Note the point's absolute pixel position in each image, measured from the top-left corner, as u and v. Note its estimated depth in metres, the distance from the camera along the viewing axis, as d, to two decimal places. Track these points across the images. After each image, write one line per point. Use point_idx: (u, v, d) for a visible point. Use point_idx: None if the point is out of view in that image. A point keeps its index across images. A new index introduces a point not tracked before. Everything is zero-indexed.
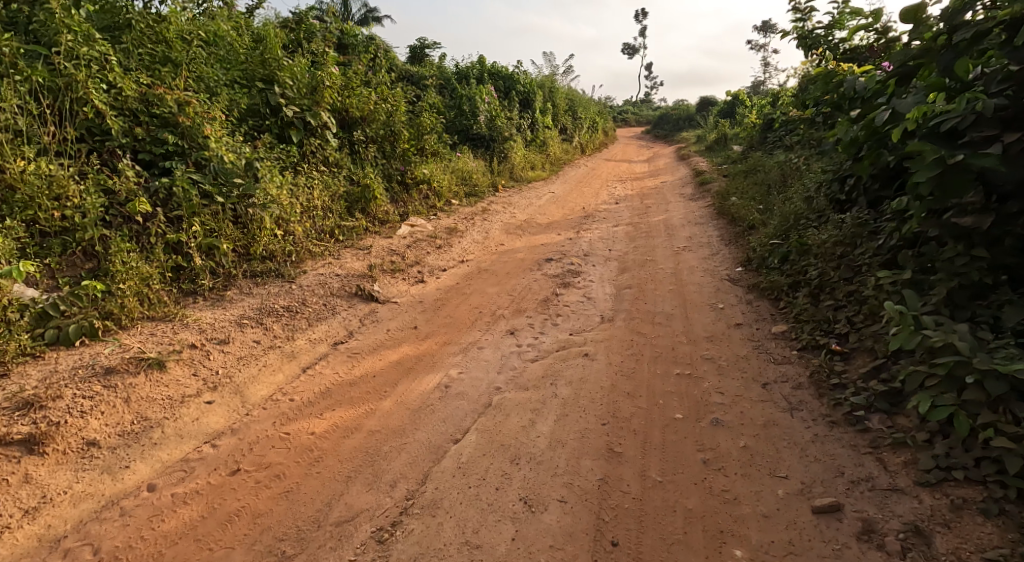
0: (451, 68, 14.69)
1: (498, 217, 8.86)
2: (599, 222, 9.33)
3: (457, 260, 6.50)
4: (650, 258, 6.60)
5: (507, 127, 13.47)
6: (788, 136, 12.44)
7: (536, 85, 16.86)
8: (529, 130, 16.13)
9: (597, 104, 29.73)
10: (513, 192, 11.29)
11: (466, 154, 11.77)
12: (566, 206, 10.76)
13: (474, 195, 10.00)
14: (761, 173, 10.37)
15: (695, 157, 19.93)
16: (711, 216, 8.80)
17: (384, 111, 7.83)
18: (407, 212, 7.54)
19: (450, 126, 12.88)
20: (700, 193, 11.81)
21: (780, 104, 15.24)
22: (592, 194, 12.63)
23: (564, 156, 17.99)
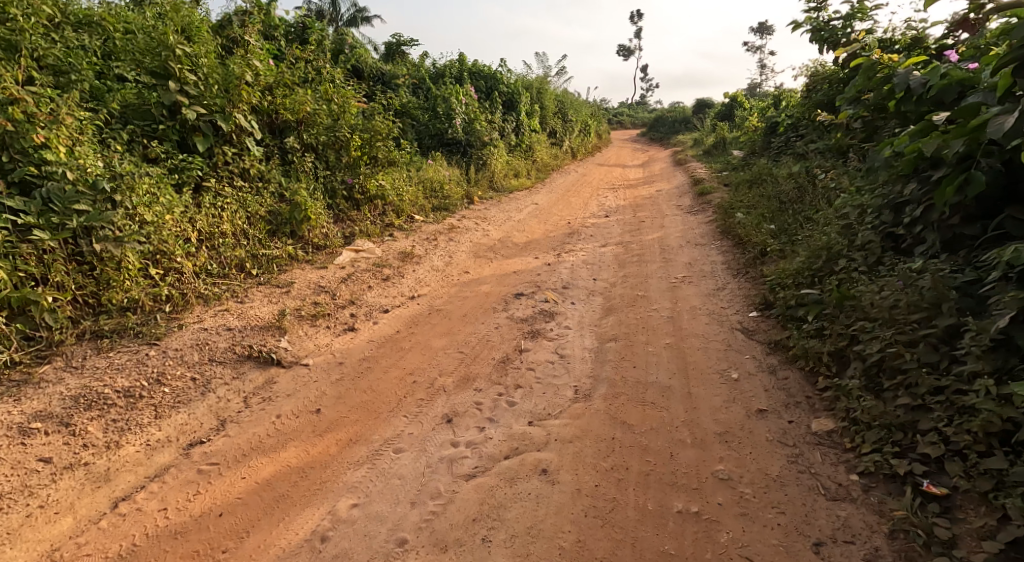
0: (426, 66, 13.46)
1: (466, 236, 7.72)
2: (583, 241, 8.19)
3: (407, 296, 5.37)
4: (639, 293, 5.46)
5: (486, 132, 12.30)
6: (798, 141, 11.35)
7: (520, 86, 15.67)
8: (512, 134, 14.95)
9: (589, 106, 28.59)
10: (489, 205, 10.14)
11: (438, 161, 10.60)
12: (549, 220, 9.64)
13: (442, 209, 8.84)
14: (768, 184, 9.26)
15: (690, 163, 18.83)
16: (711, 237, 7.66)
17: (327, 113, 6.65)
18: (354, 234, 6.39)
19: (422, 130, 11.69)
20: (698, 205, 10.69)
21: (785, 107, 14.17)
22: (579, 206, 11.49)
23: (551, 161, 16.83)
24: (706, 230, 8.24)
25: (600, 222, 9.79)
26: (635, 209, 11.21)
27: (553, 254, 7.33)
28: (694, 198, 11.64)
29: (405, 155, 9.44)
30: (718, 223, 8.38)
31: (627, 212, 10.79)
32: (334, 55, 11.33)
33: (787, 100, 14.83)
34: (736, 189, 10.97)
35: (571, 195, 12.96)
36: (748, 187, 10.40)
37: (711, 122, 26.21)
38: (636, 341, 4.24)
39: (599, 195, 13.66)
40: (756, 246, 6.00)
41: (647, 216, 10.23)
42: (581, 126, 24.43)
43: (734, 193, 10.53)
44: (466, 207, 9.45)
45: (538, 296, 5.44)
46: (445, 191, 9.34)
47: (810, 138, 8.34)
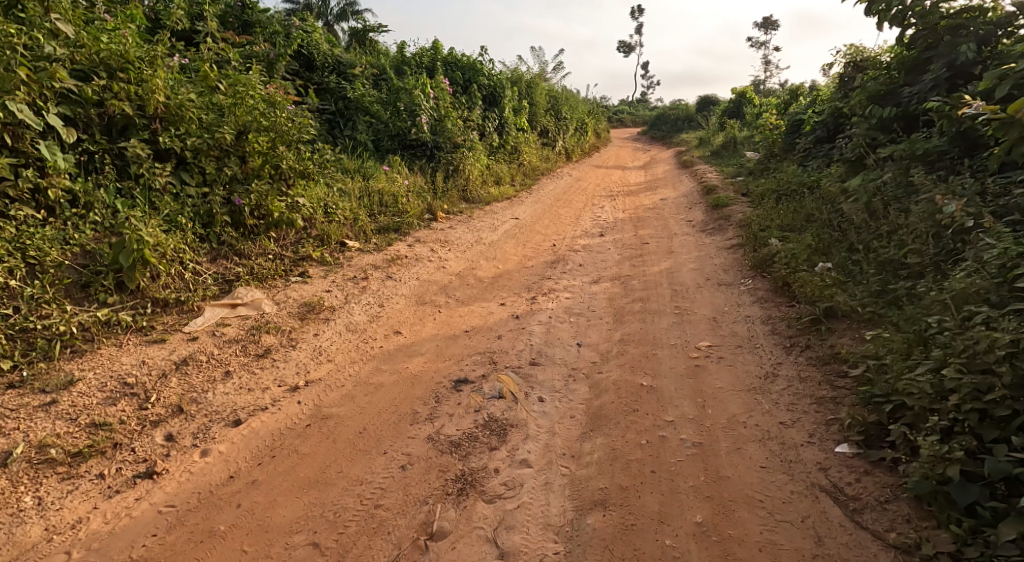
0: (391, 55, 11.54)
1: (410, 272, 5.87)
2: (566, 276, 6.33)
3: (288, 389, 3.54)
4: (643, 382, 3.62)
5: (459, 133, 10.44)
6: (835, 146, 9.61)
7: (504, 78, 13.74)
8: (494, 134, 13.05)
9: (585, 102, 26.63)
10: (455, 223, 8.29)
11: (392, 171, 8.77)
12: (529, 243, 7.88)
13: (387, 234, 6.97)
14: (801, 199, 7.47)
15: (695, 166, 17.06)
16: (733, 274, 5.80)
17: (204, 107, 4.74)
18: (236, 278, 4.55)
19: (380, 130, 9.80)
20: (710, 223, 8.82)
21: (811, 103, 12.41)
22: (565, 221, 9.64)
23: (539, 164, 14.93)
24: (724, 261, 6.39)
25: (591, 245, 7.95)
26: (634, 225, 9.35)
27: (524, 300, 5.48)
28: (703, 212, 9.78)
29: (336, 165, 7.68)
30: (740, 252, 6.55)
31: (623, 231, 8.91)
32: (272, 39, 9.41)
33: (810, 97, 12.95)
34: (755, 204, 9.13)
35: (558, 205, 11.08)
36: (772, 202, 8.54)
37: (716, 121, 24.29)
38: (642, 519, 2.40)
39: (592, 205, 11.78)
40: (811, 303, 4.19)
41: (648, 237, 8.37)
42: (576, 124, 22.52)
43: (753, 210, 8.68)
44: (422, 228, 7.59)
45: (489, 387, 3.57)
46: (382, 211, 7.57)
47: (860, 144, 6.50)
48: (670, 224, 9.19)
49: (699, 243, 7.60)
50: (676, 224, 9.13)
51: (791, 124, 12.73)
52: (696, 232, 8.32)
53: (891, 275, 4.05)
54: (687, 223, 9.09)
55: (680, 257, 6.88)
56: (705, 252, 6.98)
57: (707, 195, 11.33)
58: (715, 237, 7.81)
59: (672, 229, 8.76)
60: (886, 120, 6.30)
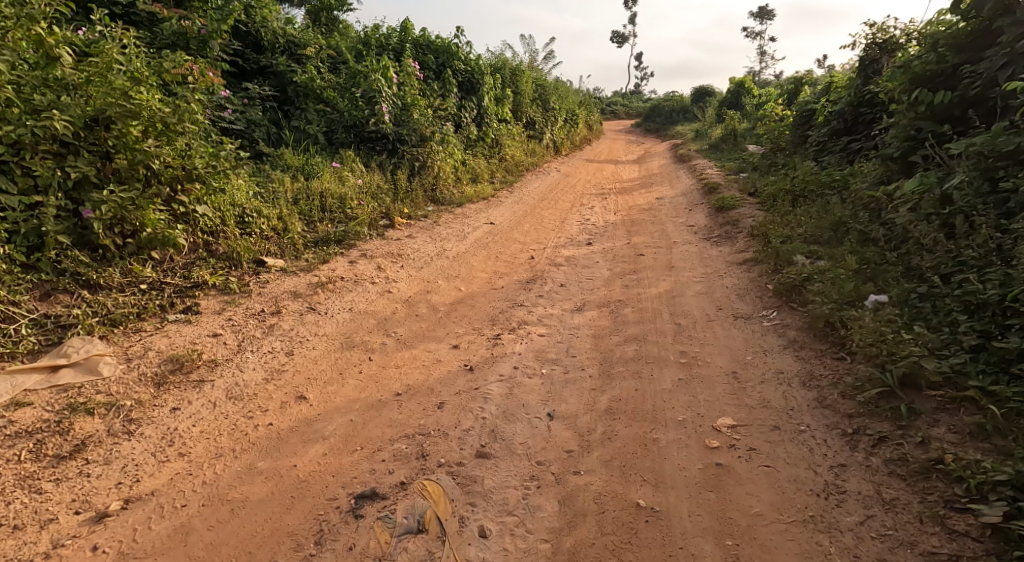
0: (351, 36, 10.25)
1: (342, 301, 4.64)
2: (541, 301, 5.13)
3: (92, 517, 2.32)
4: (638, 501, 2.44)
5: (427, 124, 9.17)
6: (862, 144, 8.43)
7: (483, 64, 12.44)
8: (472, 126, 11.81)
9: (577, 92, 25.31)
10: (416, 232, 7.06)
11: (343, 170, 7.51)
12: (502, 256, 6.70)
13: (326, 248, 5.74)
14: (826, 208, 6.32)
15: (694, 161, 15.85)
16: (750, 304, 4.60)
17: (33, 84, 3.53)
18: (75, 322, 3.33)
19: (334, 121, 8.55)
20: (714, 229, 7.63)
21: (825, 92, 11.20)
22: (548, 226, 8.43)
23: (524, 159, 13.68)
24: (735, 283, 5.20)
25: (574, 259, 6.75)
26: (626, 231, 8.15)
27: (484, 339, 4.28)
28: (705, 216, 8.58)
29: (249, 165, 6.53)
30: (755, 272, 5.36)
31: (613, 239, 7.72)
32: (205, 15, 8.14)
33: (822, 85, 11.72)
34: (766, 207, 7.95)
35: (540, 206, 9.85)
36: (786, 206, 7.36)
37: (714, 112, 23.05)
38: None
39: (580, 205, 10.56)
40: (874, 358, 2.97)
41: (642, 247, 7.19)
42: (566, 116, 21.26)
43: (764, 215, 7.51)
44: (372, 239, 6.35)
45: (404, 512, 2.39)
46: (322, 221, 6.34)
47: (903, 138, 5.29)
48: (668, 230, 8.00)
49: (703, 256, 6.41)
50: (674, 230, 7.95)
51: (800, 115, 11.52)
52: (698, 242, 7.13)
53: (994, 326, 2.86)
54: (685, 230, 7.90)
55: (681, 277, 5.70)
56: (710, 270, 5.80)
57: (708, 195, 10.14)
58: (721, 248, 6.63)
59: (670, 237, 7.57)
60: (939, 107, 5.09)
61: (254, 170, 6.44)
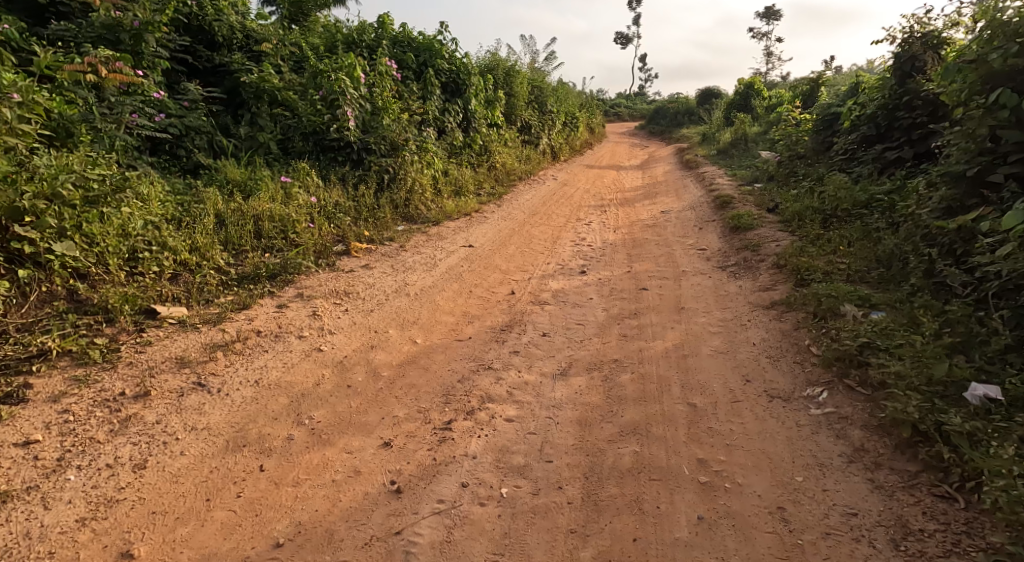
0: (319, 32, 9.14)
1: (248, 369, 3.53)
2: (515, 365, 4.02)
3: None
4: None
5: (399, 130, 8.07)
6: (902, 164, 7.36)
7: (471, 63, 11.33)
8: (457, 131, 10.73)
9: (578, 94, 24.18)
10: (376, 261, 5.97)
11: (293, 187, 6.43)
12: (476, 291, 5.61)
13: (250, 288, 4.64)
14: (869, 243, 5.23)
15: (701, 168, 14.74)
16: (788, 378, 3.48)
17: None
18: None
19: (291, 127, 7.46)
20: (729, 257, 6.50)
21: (850, 95, 10.07)
22: (535, 251, 7.33)
23: (517, 167, 12.57)
24: (763, 341, 4.07)
25: (562, 296, 5.64)
26: (626, 259, 7.04)
27: (429, 428, 3.18)
28: (717, 238, 7.45)
29: (162, 186, 5.48)
30: (786, 322, 4.25)
31: (609, 268, 6.60)
32: (141, 3, 7.05)
33: (845, 87, 10.58)
34: (789, 231, 6.83)
35: (529, 225, 8.75)
36: (815, 230, 6.23)
37: (721, 115, 21.87)
38: None
39: (575, 221, 9.45)
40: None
41: (644, 280, 6.07)
42: (565, 118, 20.15)
43: (788, 242, 6.39)
44: (317, 274, 5.26)
45: None
46: (255, 250, 5.23)
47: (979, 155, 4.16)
48: (675, 256, 6.87)
49: (718, 294, 5.28)
50: (681, 256, 6.83)
51: (822, 120, 10.38)
52: (709, 273, 6.00)
53: None
54: (695, 257, 6.77)
55: (693, 326, 4.57)
56: (727, 316, 4.68)
57: (719, 211, 9.02)
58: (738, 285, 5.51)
59: (676, 266, 6.45)
60: None
61: (166, 194, 5.34)
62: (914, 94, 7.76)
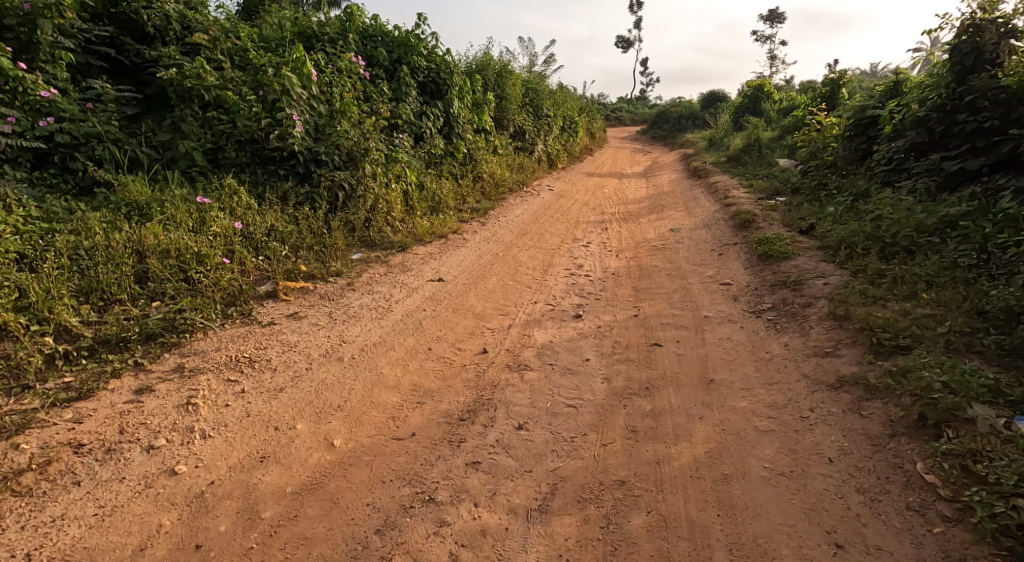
0: (272, 23, 7.82)
1: (27, 528, 2.27)
2: (469, 495, 2.68)
3: None
4: None
5: (360, 138, 6.76)
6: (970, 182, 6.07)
7: (454, 61, 10.02)
8: (435, 138, 9.44)
9: (577, 97, 22.85)
10: (311, 305, 4.65)
11: (213, 208, 5.07)
12: (434, 351, 4.29)
13: (103, 362, 3.28)
14: (958, 293, 3.94)
15: (711, 177, 13.44)
16: (906, 560, 2.23)
17: None
18: None
19: (224, 134, 6.12)
20: (762, 301, 5.16)
21: (889, 97, 8.77)
22: (519, 288, 6.01)
23: (507, 177, 11.25)
24: (842, 458, 2.76)
25: (551, 358, 4.31)
26: (631, 299, 5.71)
27: None
28: (742, 270, 6.11)
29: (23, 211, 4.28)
30: (872, 423, 2.93)
31: (611, 314, 5.26)
32: None
33: (879, 87, 9.28)
34: (834, 265, 5.49)
35: (514, 252, 7.46)
36: (874, 266, 4.92)
37: (729, 120, 20.56)
38: None
39: (570, 244, 8.17)
40: None
41: (656, 332, 4.74)
42: (563, 123, 18.84)
43: (838, 281, 5.06)
44: (219, 333, 3.90)
45: None
46: (134, 300, 3.89)
47: None
48: (693, 297, 5.53)
49: (757, 362, 3.95)
50: (701, 298, 5.49)
51: (855, 125, 9.07)
52: (740, 327, 4.67)
53: None
54: (718, 298, 5.43)
55: (730, 421, 3.25)
56: (776, 404, 3.36)
57: (739, 231, 7.68)
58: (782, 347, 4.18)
59: (694, 314, 5.11)
60: None
61: (17, 223, 3.99)
62: (979, 93, 6.55)
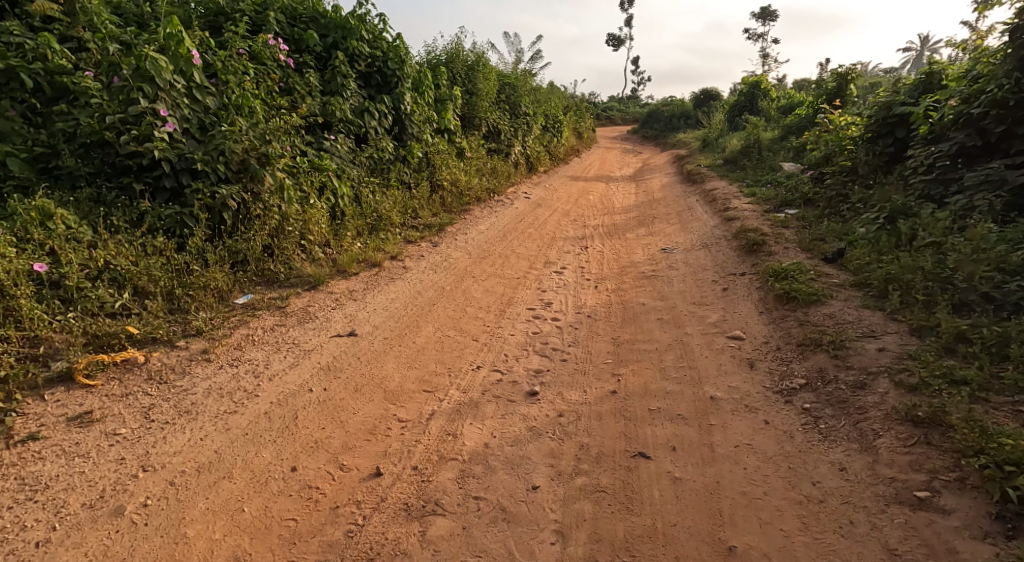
0: None
1: None
2: None
3: None
4: None
5: (259, 140, 5.18)
6: None
7: (406, 48, 8.48)
8: (381, 139, 7.91)
9: (564, 93, 21.30)
10: (122, 395, 3.09)
11: (6, 240, 3.51)
12: (299, 473, 2.80)
13: None
14: None
15: (706, 182, 11.98)
16: None
17: None
18: None
19: (64, 134, 4.53)
20: (791, 374, 3.67)
21: (922, 92, 7.37)
22: (458, 346, 4.49)
23: (473, 184, 9.73)
24: None
25: (479, 485, 2.80)
26: (609, 363, 4.20)
27: None
28: (756, 318, 4.63)
29: None
30: None
31: (580, 393, 3.75)
32: None
33: (905, 80, 7.84)
34: (884, 320, 4.03)
35: (465, 285, 5.93)
36: (952, 328, 3.46)
37: (724, 119, 19.12)
38: None
39: (537, 271, 6.68)
40: None
41: (640, 431, 3.24)
42: (545, 122, 17.30)
43: (898, 347, 3.58)
44: None
45: None
46: None
47: None
48: (693, 364, 4.04)
49: (803, 510, 2.44)
50: (703, 365, 4.00)
51: (880, 125, 7.64)
52: (764, 426, 3.17)
53: None
54: (728, 367, 3.94)
55: None
56: None
57: (747, 257, 6.19)
58: (837, 474, 2.68)
59: (696, 394, 3.62)
60: None
61: None
62: None
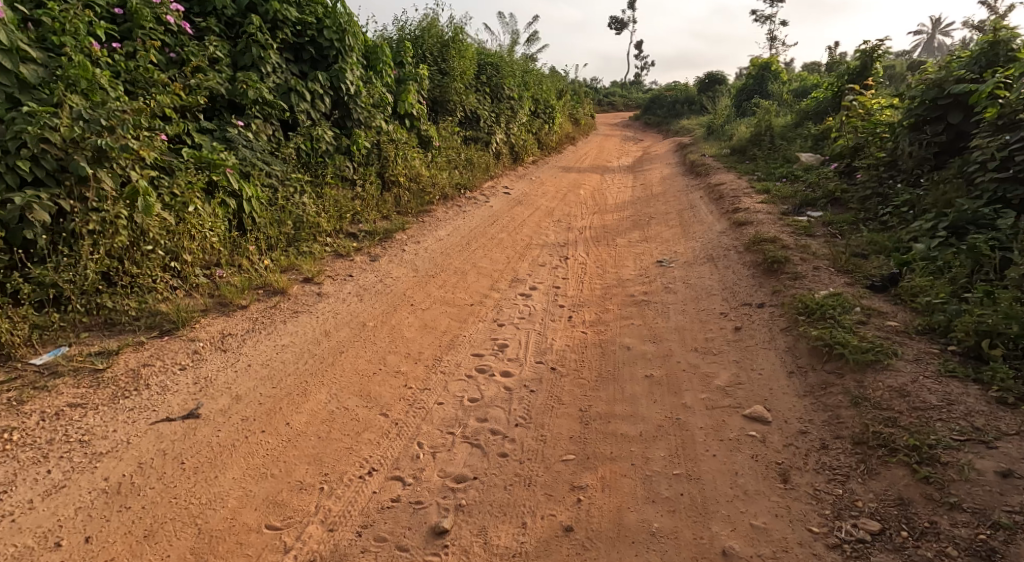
0: None
1: None
2: None
3: None
4: None
5: (96, 125, 3.74)
6: None
7: (348, 13, 6.99)
8: (313, 126, 6.48)
9: (559, 75, 19.67)
10: None
11: None
12: None
13: None
14: None
15: (711, 175, 10.52)
16: None
17: None
18: None
19: None
20: (854, 507, 2.30)
21: (985, 66, 5.92)
22: (354, 430, 3.09)
23: (438, 178, 8.31)
24: None
25: None
26: (570, 465, 2.82)
27: None
28: (787, 386, 3.22)
29: None
30: None
31: (513, 537, 2.36)
32: None
33: (958, 52, 6.37)
34: (987, 407, 2.65)
35: (395, 320, 4.52)
36: None
37: (730, 104, 17.61)
38: None
39: (496, 294, 5.28)
40: None
41: None
42: (534, 107, 15.78)
43: None
44: None
45: None
46: None
47: None
48: (696, 473, 2.65)
49: None
50: (711, 476, 2.60)
51: (926, 107, 6.16)
52: None
53: None
54: (751, 487, 2.54)
55: None
56: None
57: (766, 281, 4.76)
58: None
59: (700, 546, 2.23)
60: None
61: None
62: None
